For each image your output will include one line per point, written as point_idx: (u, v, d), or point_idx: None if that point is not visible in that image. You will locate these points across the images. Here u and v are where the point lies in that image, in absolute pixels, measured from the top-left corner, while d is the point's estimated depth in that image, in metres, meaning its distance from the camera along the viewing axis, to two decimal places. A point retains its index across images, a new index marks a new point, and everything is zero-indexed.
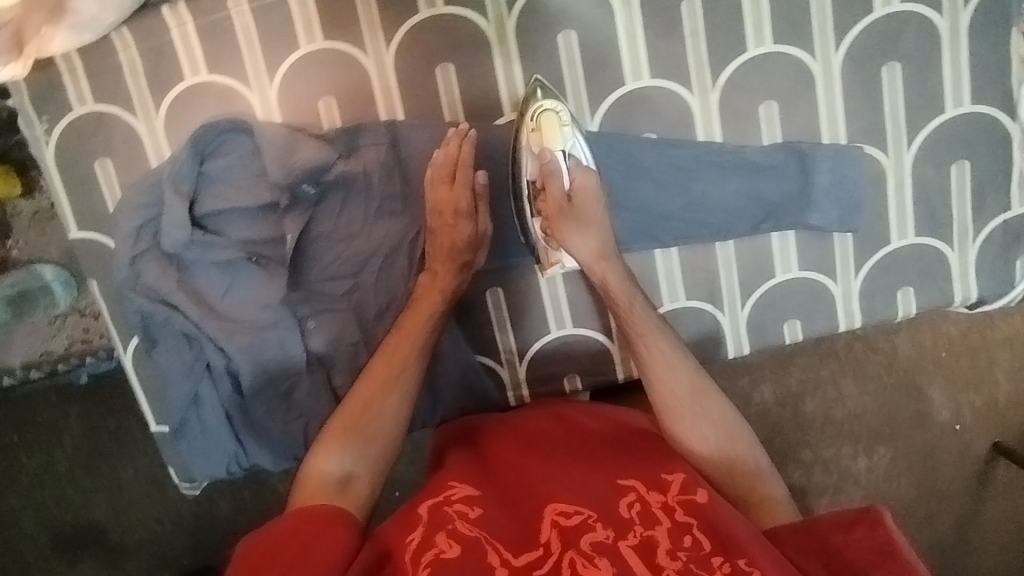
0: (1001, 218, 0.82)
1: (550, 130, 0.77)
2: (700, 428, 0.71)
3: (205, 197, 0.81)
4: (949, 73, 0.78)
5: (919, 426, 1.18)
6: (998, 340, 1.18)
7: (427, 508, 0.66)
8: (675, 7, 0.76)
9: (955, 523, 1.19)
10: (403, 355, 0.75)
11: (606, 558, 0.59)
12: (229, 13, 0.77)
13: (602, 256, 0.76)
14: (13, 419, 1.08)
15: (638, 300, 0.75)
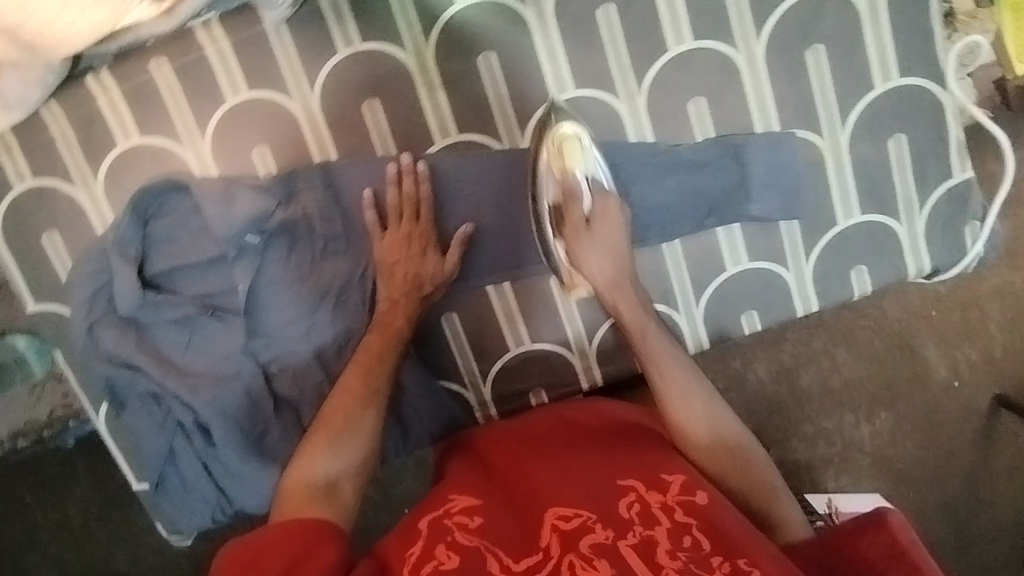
0: (944, 185, 0.81)
1: (573, 154, 0.77)
2: (692, 408, 0.73)
3: (154, 257, 0.82)
4: (872, 49, 0.78)
5: (919, 386, 1.21)
6: (987, 293, 1.20)
7: (427, 522, 0.67)
8: (590, 17, 0.77)
9: (966, 479, 1.19)
10: (375, 378, 0.77)
11: (606, 560, 0.59)
12: (151, 75, 0.78)
13: (617, 282, 0.76)
14: (26, 480, 1.12)
15: (652, 327, 0.76)
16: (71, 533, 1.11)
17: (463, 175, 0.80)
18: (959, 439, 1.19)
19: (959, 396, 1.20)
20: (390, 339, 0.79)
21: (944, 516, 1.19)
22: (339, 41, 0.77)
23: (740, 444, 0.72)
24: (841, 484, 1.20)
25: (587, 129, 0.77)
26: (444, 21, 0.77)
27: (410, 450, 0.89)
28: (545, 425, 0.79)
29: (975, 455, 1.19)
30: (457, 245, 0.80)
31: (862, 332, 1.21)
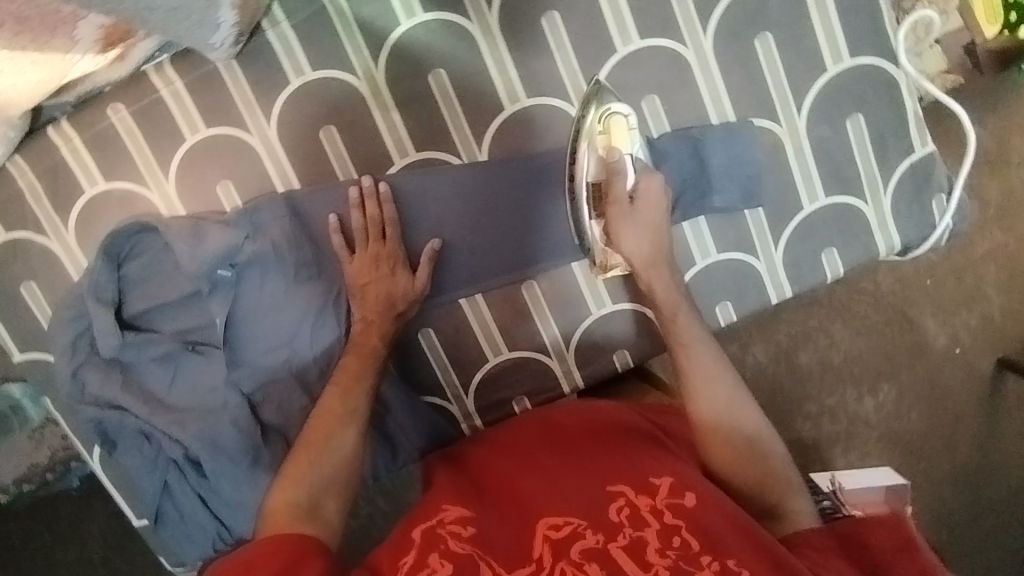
0: (907, 161, 0.81)
1: (619, 134, 0.78)
2: (712, 386, 0.74)
3: (132, 298, 0.83)
4: (821, 32, 0.78)
5: (921, 355, 1.22)
6: (981, 256, 1.22)
7: (420, 531, 0.67)
8: (535, 26, 0.77)
9: (976, 444, 1.21)
10: (354, 398, 0.77)
11: (596, 563, 0.60)
12: (110, 121, 0.79)
13: (652, 263, 0.78)
14: (39, 521, 1.15)
15: (684, 308, 0.77)
16: (89, 570, 1.14)
17: (427, 192, 0.81)
18: (965, 404, 1.21)
19: (961, 362, 1.22)
20: (366, 358, 0.79)
21: (959, 485, 1.21)
22: (291, 71, 0.78)
23: (742, 422, 0.73)
24: (851, 459, 1.21)
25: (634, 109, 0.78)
26: (391, 42, 0.77)
27: (401, 467, 0.89)
28: (530, 434, 0.78)
29: (982, 418, 1.21)
30: (426, 262, 0.81)
31: (858, 305, 1.22)
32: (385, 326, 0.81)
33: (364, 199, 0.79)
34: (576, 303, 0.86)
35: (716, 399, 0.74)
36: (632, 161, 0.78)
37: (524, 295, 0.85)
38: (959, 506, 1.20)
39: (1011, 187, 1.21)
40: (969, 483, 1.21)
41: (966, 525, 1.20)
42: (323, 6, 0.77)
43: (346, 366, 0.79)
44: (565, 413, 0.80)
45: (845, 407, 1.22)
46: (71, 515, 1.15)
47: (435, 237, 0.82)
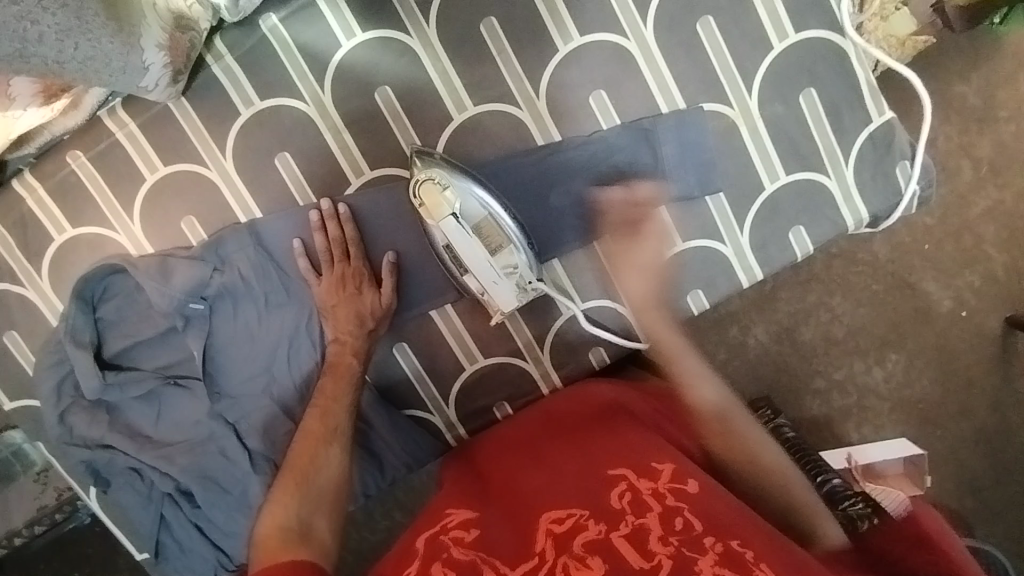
0: (865, 131, 0.80)
1: (435, 200, 0.75)
2: (702, 375, 0.73)
3: (110, 339, 0.84)
4: (762, 11, 0.77)
5: (926, 322, 1.19)
6: (980, 215, 1.19)
7: (424, 541, 0.63)
8: (474, 34, 0.78)
9: (992, 406, 1.18)
10: (336, 415, 0.78)
11: (599, 557, 0.55)
12: (72, 168, 0.81)
13: (652, 304, 0.76)
14: (69, 560, 1.17)
15: (682, 347, 0.74)
16: None
17: (384, 209, 0.81)
18: (975, 367, 1.19)
19: (970, 325, 1.19)
20: (341, 380, 0.80)
21: (979, 448, 1.18)
22: (240, 103, 0.79)
23: (737, 417, 0.71)
24: (865, 433, 1.20)
25: (442, 173, 0.75)
26: (335, 64, 0.78)
27: (391, 481, 0.90)
28: (525, 432, 0.76)
29: (997, 379, 1.18)
30: (390, 277, 0.82)
31: (857, 277, 1.20)
32: (358, 345, 0.81)
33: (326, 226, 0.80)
34: (550, 305, 0.85)
35: (707, 396, 0.72)
36: (456, 220, 0.75)
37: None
38: (976, 470, 1.18)
39: (1002, 142, 1.18)
40: (990, 446, 1.18)
41: (991, 490, 1.18)
42: (265, 36, 0.78)
43: (323, 389, 0.80)
44: (563, 403, 0.78)
45: (854, 378, 1.21)
46: (96, 555, 1.17)
47: (395, 252, 0.83)
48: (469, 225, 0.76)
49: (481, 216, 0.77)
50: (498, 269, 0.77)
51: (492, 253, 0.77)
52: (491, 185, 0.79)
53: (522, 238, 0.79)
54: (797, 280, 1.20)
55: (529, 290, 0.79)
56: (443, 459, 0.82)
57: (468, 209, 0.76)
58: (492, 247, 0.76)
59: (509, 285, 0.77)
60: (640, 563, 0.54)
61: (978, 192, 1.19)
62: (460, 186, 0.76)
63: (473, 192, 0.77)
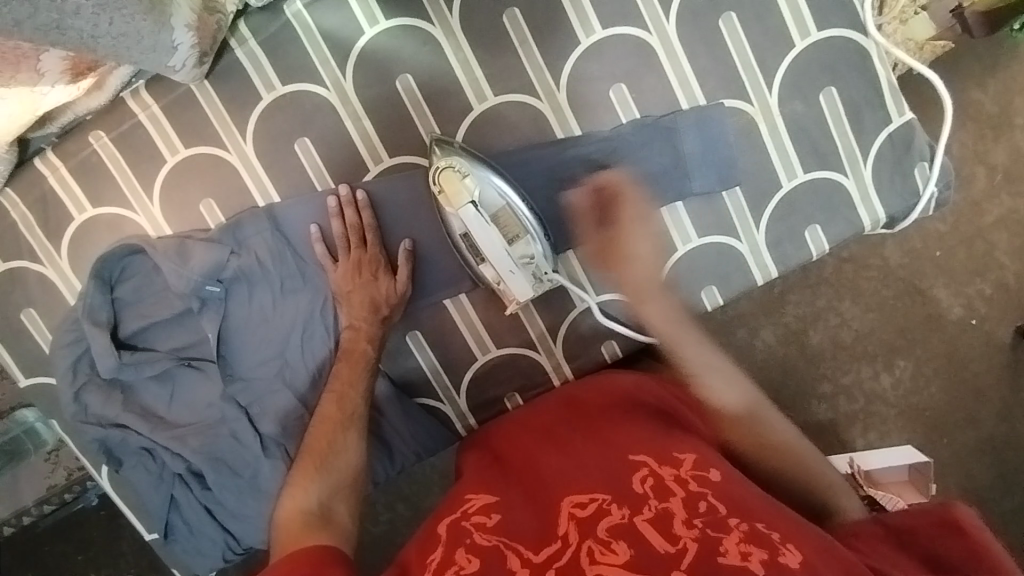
0: (884, 132, 0.80)
1: (454, 186, 0.76)
2: (710, 377, 0.73)
3: (126, 319, 0.85)
4: (785, 8, 0.77)
5: (937, 329, 1.19)
6: (994, 223, 1.19)
7: (447, 526, 0.64)
8: (496, 24, 0.78)
9: (1002, 416, 1.18)
10: (351, 398, 0.78)
11: (624, 541, 0.54)
12: (94, 148, 0.82)
13: (644, 295, 0.76)
14: (75, 541, 1.18)
15: (689, 335, 0.75)
16: None
17: (402, 197, 0.82)
18: (986, 375, 1.18)
19: (981, 333, 1.19)
20: (357, 364, 0.80)
21: (986, 457, 1.18)
22: (262, 87, 0.80)
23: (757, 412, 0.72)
24: (871, 439, 1.20)
25: (462, 160, 0.76)
26: (357, 52, 0.78)
27: (399, 469, 0.91)
28: (541, 417, 0.77)
29: (1007, 388, 1.18)
30: (405, 264, 0.82)
31: (868, 282, 1.20)
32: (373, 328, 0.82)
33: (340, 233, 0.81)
34: (564, 298, 0.85)
35: (724, 397, 0.72)
36: (475, 206, 0.76)
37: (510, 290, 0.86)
38: (982, 480, 1.18)
39: (1019, 151, 1.18)
40: (998, 455, 1.18)
41: (997, 500, 1.17)
42: (287, 21, 0.78)
43: (338, 372, 0.80)
44: (583, 389, 0.79)
45: (862, 385, 1.20)
46: (100, 537, 1.17)
47: (411, 239, 0.83)
48: (487, 215, 0.77)
49: (500, 206, 0.78)
50: (513, 259, 0.77)
51: (510, 243, 0.77)
52: (512, 177, 0.80)
53: (539, 230, 0.79)
54: (807, 283, 1.20)
55: (544, 281, 0.79)
56: (460, 447, 0.82)
57: (487, 198, 0.77)
58: (510, 237, 0.77)
59: (524, 276, 0.78)
60: (665, 546, 0.53)
61: (993, 200, 1.18)
62: (480, 174, 0.77)
63: (492, 181, 0.77)
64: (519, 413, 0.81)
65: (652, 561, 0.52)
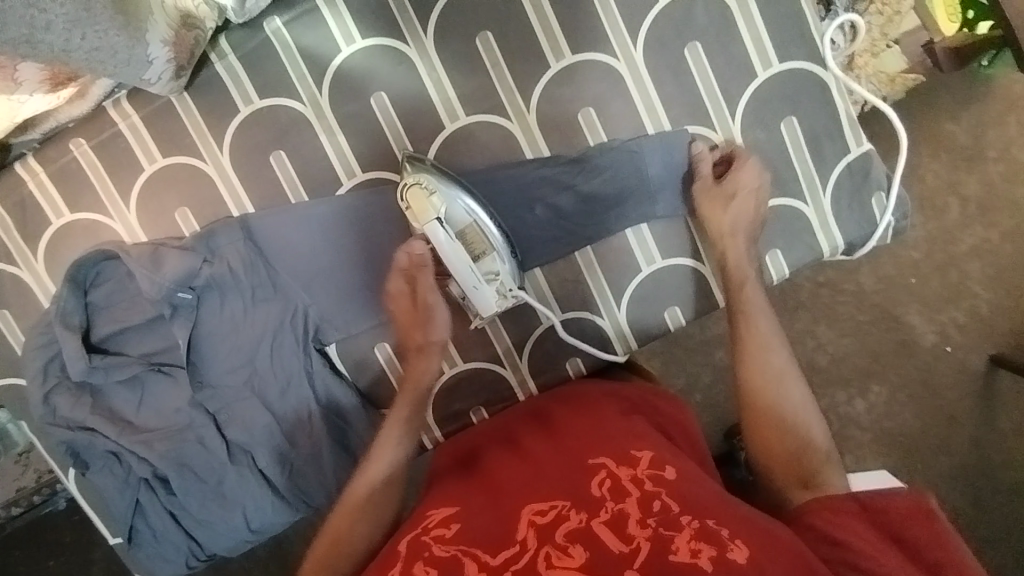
0: (843, 161, 0.82)
1: (422, 203, 0.77)
2: (769, 350, 0.74)
3: (99, 324, 0.86)
4: (749, 40, 0.80)
5: (910, 354, 1.21)
6: (966, 252, 1.21)
7: (407, 542, 0.63)
8: (470, 47, 0.80)
9: (974, 442, 1.20)
10: (395, 435, 0.77)
11: (581, 544, 0.55)
12: (73, 155, 0.84)
13: (729, 232, 0.79)
14: (46, 547, 1.17)
15: (751, 280, 0.78)
16: None
17: (374, 212, 0.84)
18: (958, 402, 1.20)
19: (954, 359, 1.21)
20: (416, 402, 0.79)
21: (956, 483, 1.20)
22: (240, 100, 0.82)
23: (778, 402, 0.72)
24: (847, 462, 1.21)
25: (430, 177, 0.78)
26: (334, 69, 0.81)
27: None
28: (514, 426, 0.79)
29: (979, 415, 1.20)
30: (421, 275, 0.79)
31: (843, 307, 1.22)
32: (431, 366, 0.80)
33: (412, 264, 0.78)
34: (531, 314, 0.87)
35: (767, 367, 0.73)
36: (442, 222, 0.78)
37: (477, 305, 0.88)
38: (953, 504, 1.20)
39: (990, 183, 1.21)
40: (972, 482, 1.20)
41: (971, 526, 1.19)
42: (266, 38, 0.80)
43: (396, 410, 0.79)
44: (554, 401, 0.81)
45: (837, 408, 1.23)
46: (73, 543, 1.17)
47: (422, 239, 0.78)
48: (453, 231, 0.79)
49: (467, 222, 0.79)
50: (479, 274, 0.79)
51: (476, 259, 0.79)
52: (482, 195, 0.83)
53: (506, 246, 0.82)
54: (784, 306, 1.23)
55: (508, 297, 0.81)
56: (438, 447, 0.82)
57: (454, 215, 0.79)
58: (476, 253, 0.79)
59: (489, 291, 0.79)
60: (619, 546, 0.54)
61: (964, 230, 1.21)
62: (447, 191, 0.79)
63: (459, 198, 0.79)
64: (487, 423, 0.83)
65: (608, 561, 0.53)
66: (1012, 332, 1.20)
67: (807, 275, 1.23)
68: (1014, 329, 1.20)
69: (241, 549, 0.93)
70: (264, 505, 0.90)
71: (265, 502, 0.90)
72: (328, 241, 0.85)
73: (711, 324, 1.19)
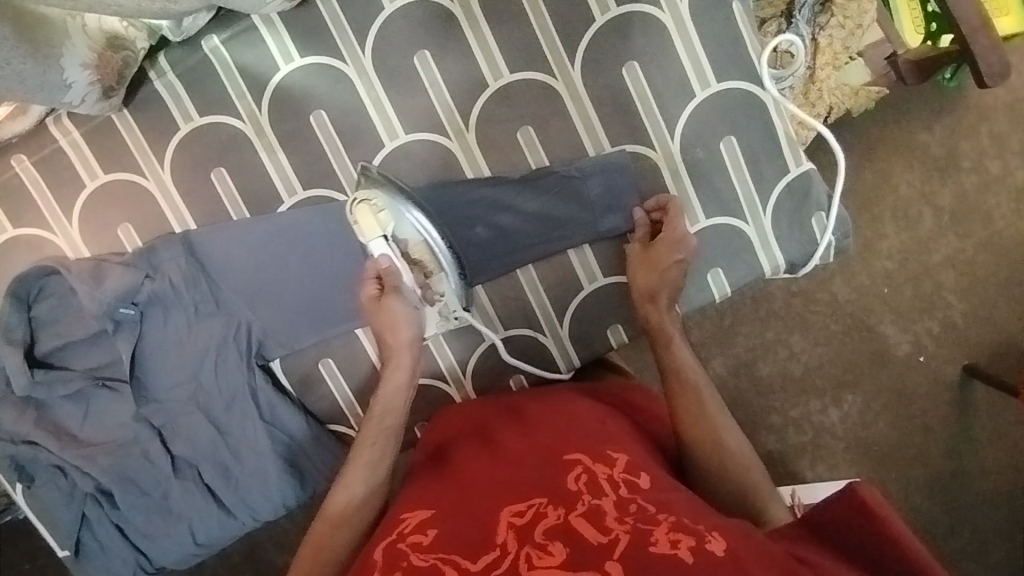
0: (783, 181, 0.82)
1: (369, 220, 0.79)
2: (687, 360, 0.77)
3: (43, 338, 0.85)
4: (686, 59, 0.80)
5: (884, 364, 1.20)
6: (939, 263, 1.19)
7: (382, 550, 0.60)
8: (409, 66, 0.81)
9: (947, 453, 1.19)
10: (370, 436, 0.76)
11: (560, 542, 0.52)
12: (16, 171, 0.84)
13: (651, 296, 0.78)
14: (17, 552, 1.16)
15: (676, 338, 0.77)
16: None
17: (316, 228, 0.84)
18: (931, 412, 1.19)
19: (928, 370, 1.19)
20: (389, 400, 0.77)
21: (932, 494, 1.19)
22: (180, 118, 0.82)
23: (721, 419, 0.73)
24: (819, 472, 1.20)
25: (380, 195, 0.80)
26: (274, 86, 0.81)
27: (311, 495, 0.93)
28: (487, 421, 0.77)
29: (953, 426, 1.19)
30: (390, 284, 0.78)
31: (815, 317, 1.20)
32: (405, 363, 0.78)
33: (379, 273, 0.79)
34: (474, 330, 0.87)
35: (695, 378, 0.75)
36: (388, 240, 0.80)
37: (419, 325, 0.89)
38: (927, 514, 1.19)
39: (963, 193, 1.19)
40: (945, 492, 1.19)
41: (942, 535, 1.19)
42: (205, 56, 0.81)
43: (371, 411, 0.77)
44: (530, 403, 0.79)
45: (811, 417, 1.21)
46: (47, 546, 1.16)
47: (387, 255, 0.80)
48: (399, 248, 0.81)
49: (415, 240, 0.82)
50: (420, 290, 0.82)
51: (421, 276, 0.82)
52: (434, 212, 0.83)
53: (450, 265, 0.83)
54: (756, 316, 1.21)
55: (451, 319, 0.84)
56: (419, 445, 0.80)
57: (401, 232, 0.81)
58: (421, 272, 0.82)
59: (431, 313, 0.83)
60: (597, 536, 0.52)
61: (938, 240, 1.19)
62: (397, 209, 0.81)
63: (407, 217, 0.81)
64: (450, 418, 0.81)
65: (588, 554, 0.51)
66: (983, 343, 1.19)
67: (780, 283, 1.20)
68: (984, 340, 1.19)
69: (191, 562, 0.92)
70: (211, 519, 0.89)
71: (211, 517, 0.89)
72: (270, 256, 0.85)
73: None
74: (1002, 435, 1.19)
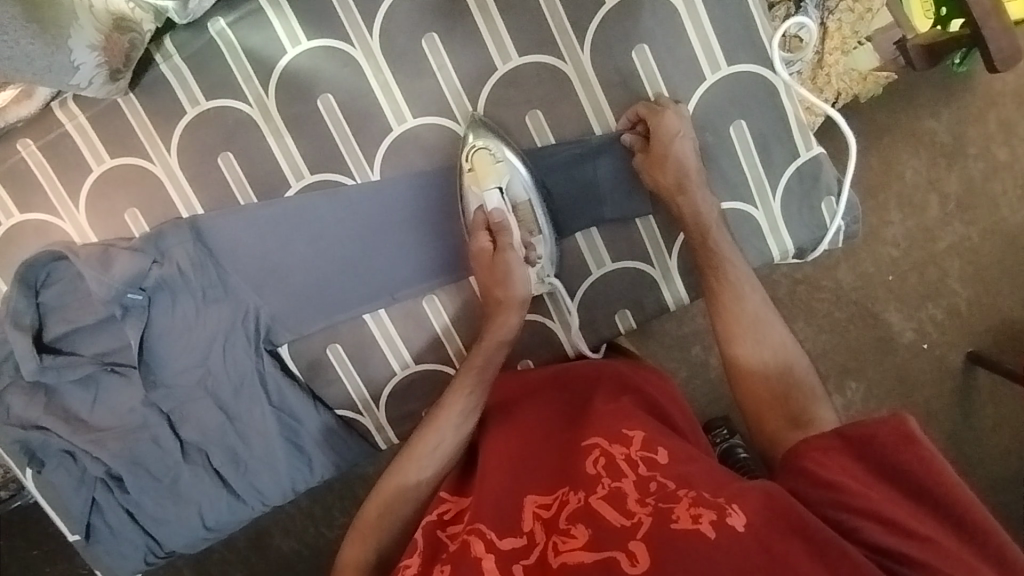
0: (792, 166, 0.82)
1: (485, 168, 0.81)
2: (777, 341, 0.73)
3: (51, 324, 0.84)
4: (696, 42, 0.80)
5: (888, 351, 1.20)
6: (945, 249, 1.19)
7: (425, 532, 0.66)
8: (417, 49, 0.81)
9: (949, 438, 1.20)
10: (466, 383, 0.77)
11: (582, 524, 0.57)
12: (21, 156, 0.83)
13: (681, 188, 0.78)
14: (25, 536, 1.17)
15: (766, 323, 0.74)
16: None
17: (323, 211, 0.84)
18: (935, 398, 1.19)
19: (932, 357, 1.19)
20: (491, 353, 0.78)
21: None
22: (186, 102, 0.82)
23: (802, 381, 0.71)
24: None
25: (499, 144, 0.80)
26: (281, 70, 0.81)
27: (319, 479, 0.93)
28: (508, 401, 0.78)
29: (956, 412, 1.19)
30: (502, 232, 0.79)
31: (821, 303, 1.20)
32: (510, 320, 0.78)
33: (489, 225, 0.80)
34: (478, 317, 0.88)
35: (769, 357, 0.72)
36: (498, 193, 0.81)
37: (434, 325, 0.89)
38: None
39: (970, 180, 1.18)
40: None
41: None
42: (212, 40, 0.80)
43: (473, 358, 0.78)
44: (548, 378, 0.79)
45: None
46: (52, 531, 1.17)
47: (500, 209, 0.81)
48: (510, 203, 0.83)
49: (523, 198, 0.83)
50: (523, 249, 0.82)
51: (524, 235, 0.83)
52: (535, 176, 0.83)
53: (542, 219, 0.83)
54: None
55: (544, 284, 0.84)
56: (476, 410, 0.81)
57: (513, 187, 0.82)
58: (524, 231, 0.83)
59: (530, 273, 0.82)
60: (619, 519, 0.56)
61: (945, 227, 1.19)
62: (515, 162, 0.82)
63: (521, 173, 0.82)
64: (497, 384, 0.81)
65: (611, 535, 0.55)
66: (988, 330, 1.19)
67: (784, 271, 1.20)
68: (990, 327, 1.19)
69: (201, 547, 0.92)
70: (220, 504, 0.89)
71: (220, 501, 0.89)
72: (277, 242, 0.84)
73: (689, 319, 1.14)
74: (1005, 421, 1.19)
